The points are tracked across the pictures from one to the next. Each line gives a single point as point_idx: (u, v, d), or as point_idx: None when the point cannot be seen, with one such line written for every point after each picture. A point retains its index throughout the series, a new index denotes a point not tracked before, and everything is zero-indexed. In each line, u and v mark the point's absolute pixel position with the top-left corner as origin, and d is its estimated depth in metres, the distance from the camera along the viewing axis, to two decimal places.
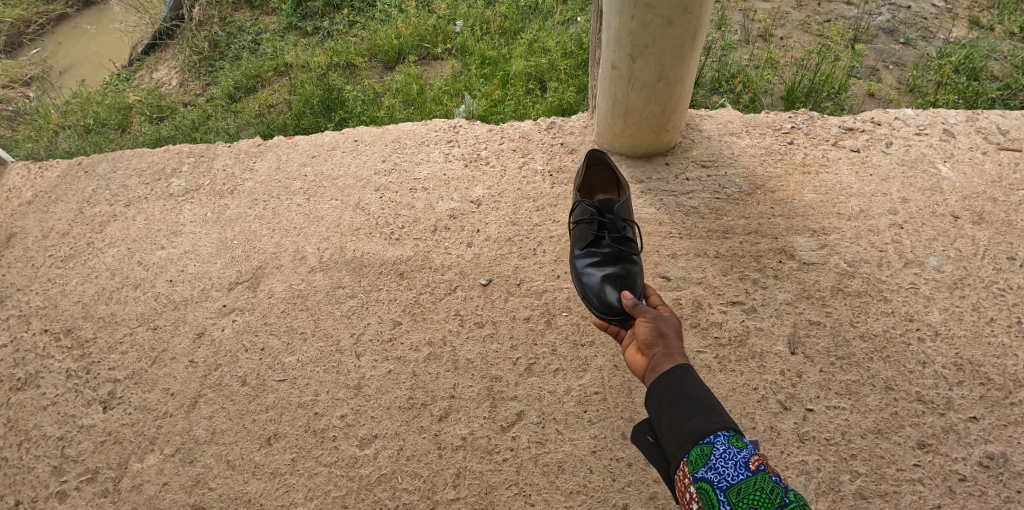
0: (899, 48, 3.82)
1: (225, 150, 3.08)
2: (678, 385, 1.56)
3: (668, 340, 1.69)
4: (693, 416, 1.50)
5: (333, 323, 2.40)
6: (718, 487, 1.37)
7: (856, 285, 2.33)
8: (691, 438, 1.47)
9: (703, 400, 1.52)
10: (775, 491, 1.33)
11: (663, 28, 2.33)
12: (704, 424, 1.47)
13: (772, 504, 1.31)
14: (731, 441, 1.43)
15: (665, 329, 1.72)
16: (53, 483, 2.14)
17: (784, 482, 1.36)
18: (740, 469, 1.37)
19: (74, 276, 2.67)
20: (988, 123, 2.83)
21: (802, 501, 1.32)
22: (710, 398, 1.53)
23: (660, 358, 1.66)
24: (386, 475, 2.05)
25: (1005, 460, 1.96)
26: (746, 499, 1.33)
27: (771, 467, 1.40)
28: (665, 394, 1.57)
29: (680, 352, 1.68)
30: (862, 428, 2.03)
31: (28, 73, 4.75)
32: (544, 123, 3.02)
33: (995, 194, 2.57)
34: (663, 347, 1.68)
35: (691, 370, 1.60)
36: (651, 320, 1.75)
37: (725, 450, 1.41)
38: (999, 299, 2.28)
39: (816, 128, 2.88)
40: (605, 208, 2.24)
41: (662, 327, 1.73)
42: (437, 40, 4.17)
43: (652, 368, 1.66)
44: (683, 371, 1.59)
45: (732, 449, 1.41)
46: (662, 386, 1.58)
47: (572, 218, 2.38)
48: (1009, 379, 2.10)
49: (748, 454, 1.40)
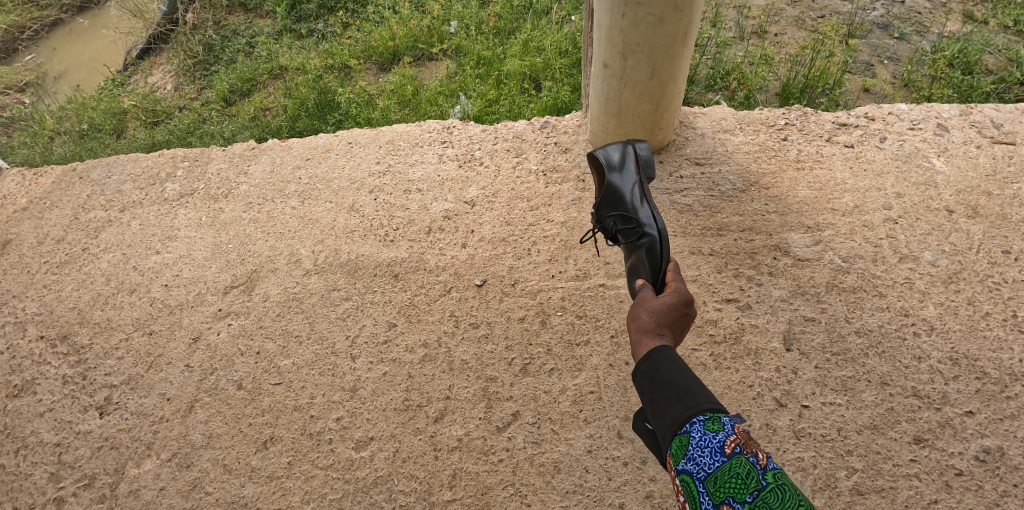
0: (893, 43, 3.81)
1: (219, 154, 3.08)
2: (655, 372, 1.54)
3: (637, 321, 1.71)
4: (670, 403, 1.46)
5: (328, 325, 2.40)
6: (698, 478, 1.34)
7: (851, 281, 2.33)
8: (671, 427, 1.44)
9: (679, 385, 1.49)
10: (751, 475, 1.29)
11: (654, 26, 2.32)
12: (681, 411, 1.43)
13: (748, 490, 1.27)
14: (707, 426, 1.38)
15: (640, 312, 1.73)
16: (50, 489, 2.14)
17: (762, 462, 1.32)
18: (715, 457, 1.33)
19: (69, 282, 2.67)
20: (982, 117, 2.82)
21: (780, 482, 1.27)
22: (687, 381, 1.49)
23: (635, 343, 1.67)
24: (383, 477, 2.04)
25: (1002, 454, 1.95)
26: (723, 488, 1.30)
27: (751, 445, 1.35)
28: (645, 382, 1.56)
29: (654, 333, 1.67)
30: (858, 424, 2.03)
31: (23, 80, 4.75)
32: (537, 122, 3.01)
33: (990, 188, 2.56)
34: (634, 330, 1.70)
35: (668, 352, 1.57)
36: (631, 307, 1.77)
37: (701, 437, 1.37)
38: (994, 292, 2.27)
39: (810, 124, 2.88)
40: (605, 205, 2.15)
41: (639, 311, 1.74)
42: (431, 41, 4.16)
43: (635, 355, 1.67)
44: (658, 355, 1.57)
45: (707, 435, 1.37)
46: (640, 375, 1.58)
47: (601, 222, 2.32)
48: (1005, 372, 2.10)
49: (723, 437, 1.35)
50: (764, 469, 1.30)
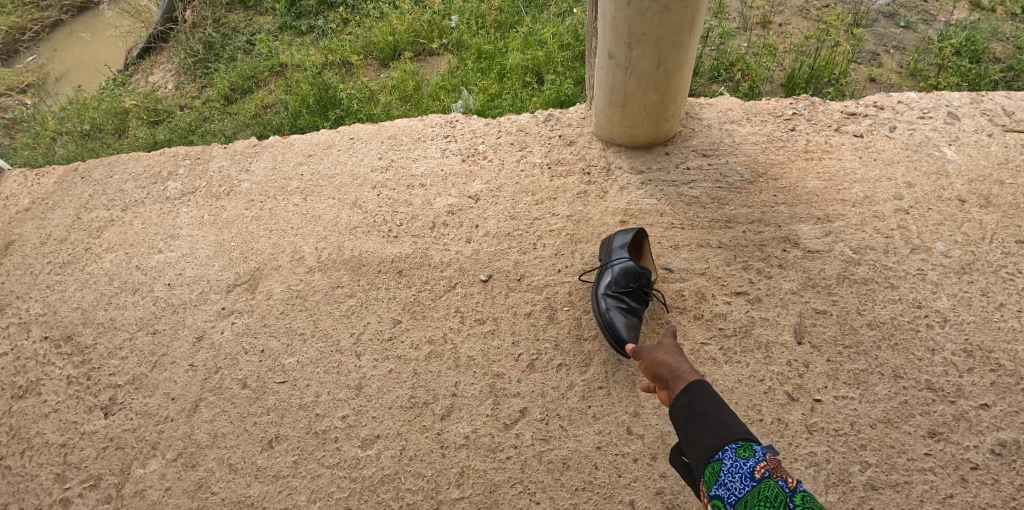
0: (899, 32, 3.77)
1: (220, 152, 3.06)
2: (690, 404, 1.46)
3: (672, 365, 1.59)
4: (704, 433, 1.40)
5: (333, 322, 2.37)
6: (729, 504, 1.29)
7: (862, 272, 2.30)
8: (704, 457, 1.38)
9: (714, 415, 1.42)
10: (782, 500, 1.24)
11: (660, 14, 2.29)
12: (714, 441, 1.37)
13: None
14: (739, 453, 1.33)
15: (663, 356, 1.62)
16: (56, 490, 2.12)
17: (795, 487, 1.26)
18: (747, 482, 1.28)
19: (72, 283, 2.65)
20: (993, 105, 2.78)
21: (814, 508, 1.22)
22: (720, 410, 1.42)
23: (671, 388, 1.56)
24: (389, 475, 2.02)
25: (1018, 447, 1.92)
26: None
27: (781, 470, 1.29)
28: (680, 416, 1.47)
29: (689, 370, 1.57)
30: (871, 417, 1.99)
31: (24, 81, 4.72)
32: (541, 115, 2.98)
33: (1002, 177, 2.52)
34: (671, 373, 1.58)
35: (704, 384, 1.49)
36: (649, 354, 1.64)
37: (732, 463, 1.32)
38: (1008, 283, 2.24)
39: (818, 114, 2.83)
40: (647, 273, 2.19)
41: (661, 356, 1.62)
42: (432, 36, 4.12)
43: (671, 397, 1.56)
44: (697, 389, 1.48)
45: (738, 461, 1.31)
46: (676, 408, 1.49)
47: (602, 261, 2.27)
48: (1020, 364, 2.06)
49: (754, 463, 1.30)
50: (795, 491, 1.25)
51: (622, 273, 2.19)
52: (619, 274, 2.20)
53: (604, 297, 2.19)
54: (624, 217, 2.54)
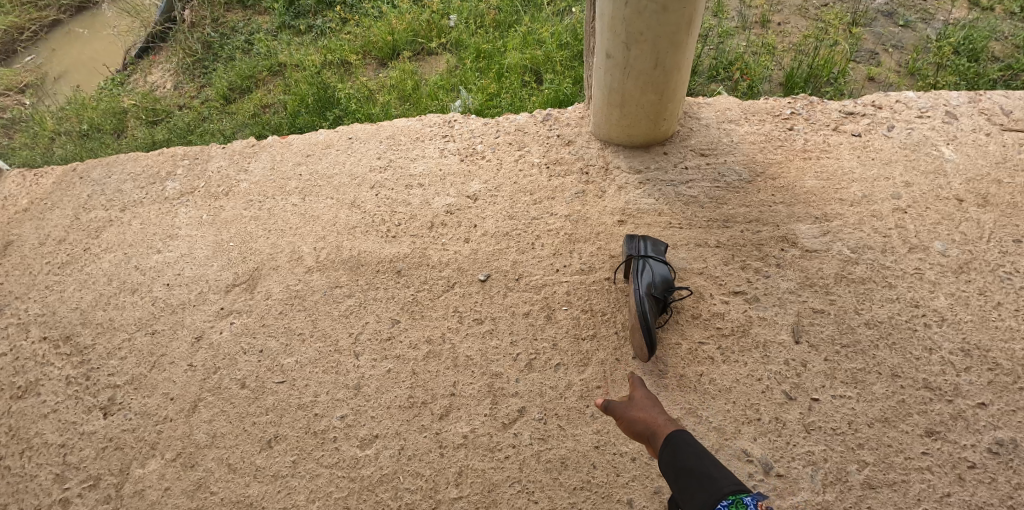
0: (898, 31, 3.77)
1: (219, 151, 3.06)
2: (676, 461, 1.50)
3: (650, 421, 1.66)
4: (695, 491, 1.41)
5: (332, 323, 2.38)
6: None
7: (860, 271, 2.30)
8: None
9: (702, 470, 1.44)
10: None
11: (658, 14, 2.29)
12: (705, 498, 1.38)
13: None
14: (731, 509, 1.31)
15: (638, 414, 1.70)
16: (56, 491, 2.12)
17: None
18: None
19: (71, 283, 2.65)
20: (991, 104, 2.78)
21: None
22: (707, 466, 1.44)
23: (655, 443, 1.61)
24: (388, 475, 2.02)
25: (1015, 446, 1.92)
26: None
27: None
28: (671, 474, 1.50)
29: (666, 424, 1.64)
30: (869, 416, 2.00)
31: (23, 80, 4.72)
32: (540, 115, 2.98)
33: (1000, 176, 2.53)
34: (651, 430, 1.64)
35: (685, 437, 1.54)
36: (625, 415, 1.72)
37: None
38: (1005, 282, 2.24)
39: (816, 114, 2.84)
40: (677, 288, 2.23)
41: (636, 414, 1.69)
42: (431, 35, 4.12)
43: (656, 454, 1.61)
44: (677, 440, 1.54)
45: None
46: (665, 469, 1.53)
47: (642, 259, 2.23)
48: (1017, 364, 2.07)
49: None
50: None
51: (667, 279, 2.19)
52: (662, 277, 2.19)
53: (644, 292, 2.14)
54: (623, 217, 2.54)
